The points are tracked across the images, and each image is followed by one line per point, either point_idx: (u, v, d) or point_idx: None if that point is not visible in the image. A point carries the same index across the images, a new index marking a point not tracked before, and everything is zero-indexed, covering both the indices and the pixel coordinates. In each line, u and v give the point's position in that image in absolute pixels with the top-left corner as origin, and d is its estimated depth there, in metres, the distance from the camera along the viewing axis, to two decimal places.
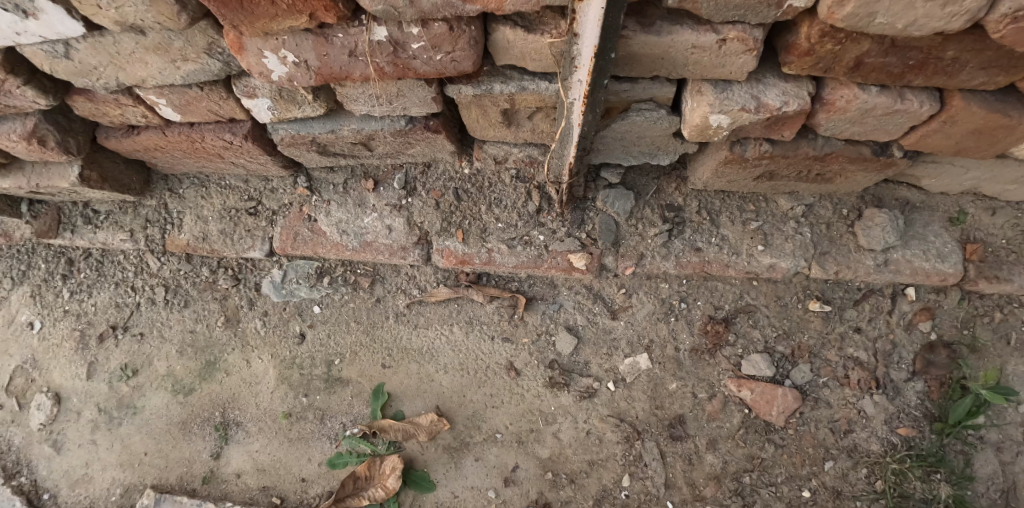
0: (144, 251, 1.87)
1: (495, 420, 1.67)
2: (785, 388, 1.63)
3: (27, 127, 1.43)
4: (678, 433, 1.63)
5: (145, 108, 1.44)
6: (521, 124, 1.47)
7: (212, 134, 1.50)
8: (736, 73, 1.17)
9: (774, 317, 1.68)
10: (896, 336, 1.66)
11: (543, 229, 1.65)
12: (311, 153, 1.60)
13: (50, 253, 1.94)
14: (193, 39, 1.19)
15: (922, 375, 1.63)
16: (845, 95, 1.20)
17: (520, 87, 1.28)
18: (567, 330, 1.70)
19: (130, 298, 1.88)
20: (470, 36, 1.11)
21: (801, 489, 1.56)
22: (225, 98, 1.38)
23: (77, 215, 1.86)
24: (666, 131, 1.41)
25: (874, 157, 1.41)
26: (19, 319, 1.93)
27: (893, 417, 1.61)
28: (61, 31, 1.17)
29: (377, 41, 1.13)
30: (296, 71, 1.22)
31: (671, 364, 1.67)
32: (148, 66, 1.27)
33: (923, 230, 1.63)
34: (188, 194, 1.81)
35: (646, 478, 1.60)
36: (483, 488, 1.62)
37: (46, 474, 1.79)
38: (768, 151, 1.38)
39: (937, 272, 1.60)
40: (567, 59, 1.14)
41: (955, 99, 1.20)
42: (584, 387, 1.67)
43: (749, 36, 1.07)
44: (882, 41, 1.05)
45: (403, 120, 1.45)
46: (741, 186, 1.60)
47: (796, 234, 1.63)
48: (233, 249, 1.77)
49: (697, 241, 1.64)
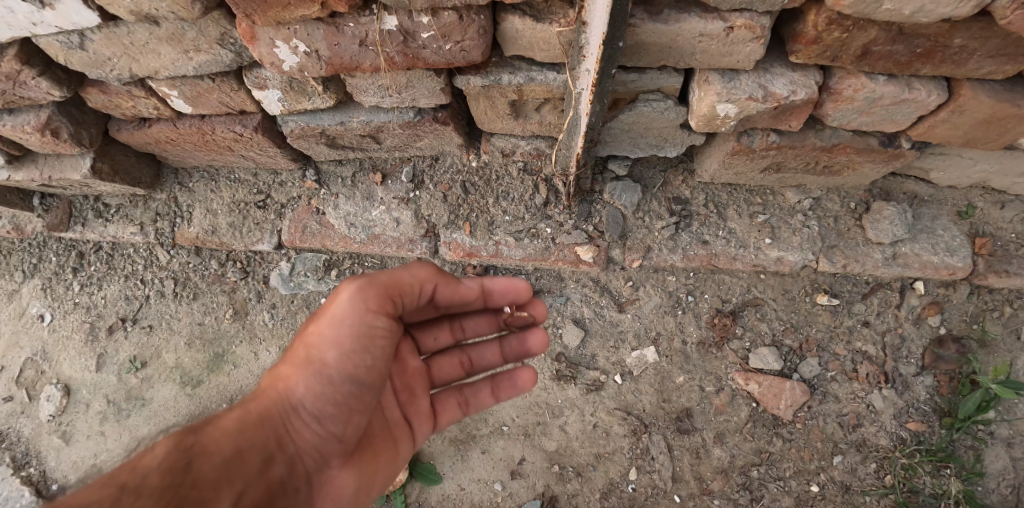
0: (154, 245, 1.88)
1: (501, 413, 1.67)
2: (793, 381, 1.62)
3: (40, 119, 1.45)
4: (686, 427, 1.62)
5: (157, 100, 1.46)
6: (529, 116, 1.48)
7: (222, 126, 1.51)
8: (743, 62, 1.17)
9: (782, 310, 1.68)
10: (905, 330, 1.65)
11: (550, 222, 1.66)
12: (320, 146, 1.61)
13: (61, 246, 1.96)
14: (206, 30, 1.21)
15: (931, 369, 1.62)
16: (852, 83, 1.21)
17: (528, 78, 1.29)
18: (574, 323, 1.70)
19: (139, 290, 1.89)
20: (479, 25, 1.12)
21: (809, 484, 1.56)
22: (236, 90, 1.39)
23: (88, 209, 1.88)
24: (673, 122, 1.42)
25: (881, 148, 1.41)
26: (30, 311, 1.95)
27: (902, 412, 1.60)
28: (77, 22, 1.19)
29: (387, 31, 1.15)
30: (307, 61, 1.24)
31: (678, 357, 1.67)
32: (161, 57, 1.29)
33: (931, 224, 1.62)
34: (198, 188, 1.83)
35: (653, 471, 1.60)
36: (490, 481, 1.62)
37: (54, 466, 1.81)
38: (775, 141, 1.38)
39: (946, 266, 1.59)
40: (575, 48, 1.14)
41: (963, 88, 1.19)
42: (591, 381, 1.67)
43: (757, 23, 1.07)
44: (889, 29, 1.05)
45: (411, 111, 1.46)
46: (748, 178, 1.60)
47: (804, 228, 1.63)
48: (242, 242, 1.79)
49: (704, 234, 1.64)
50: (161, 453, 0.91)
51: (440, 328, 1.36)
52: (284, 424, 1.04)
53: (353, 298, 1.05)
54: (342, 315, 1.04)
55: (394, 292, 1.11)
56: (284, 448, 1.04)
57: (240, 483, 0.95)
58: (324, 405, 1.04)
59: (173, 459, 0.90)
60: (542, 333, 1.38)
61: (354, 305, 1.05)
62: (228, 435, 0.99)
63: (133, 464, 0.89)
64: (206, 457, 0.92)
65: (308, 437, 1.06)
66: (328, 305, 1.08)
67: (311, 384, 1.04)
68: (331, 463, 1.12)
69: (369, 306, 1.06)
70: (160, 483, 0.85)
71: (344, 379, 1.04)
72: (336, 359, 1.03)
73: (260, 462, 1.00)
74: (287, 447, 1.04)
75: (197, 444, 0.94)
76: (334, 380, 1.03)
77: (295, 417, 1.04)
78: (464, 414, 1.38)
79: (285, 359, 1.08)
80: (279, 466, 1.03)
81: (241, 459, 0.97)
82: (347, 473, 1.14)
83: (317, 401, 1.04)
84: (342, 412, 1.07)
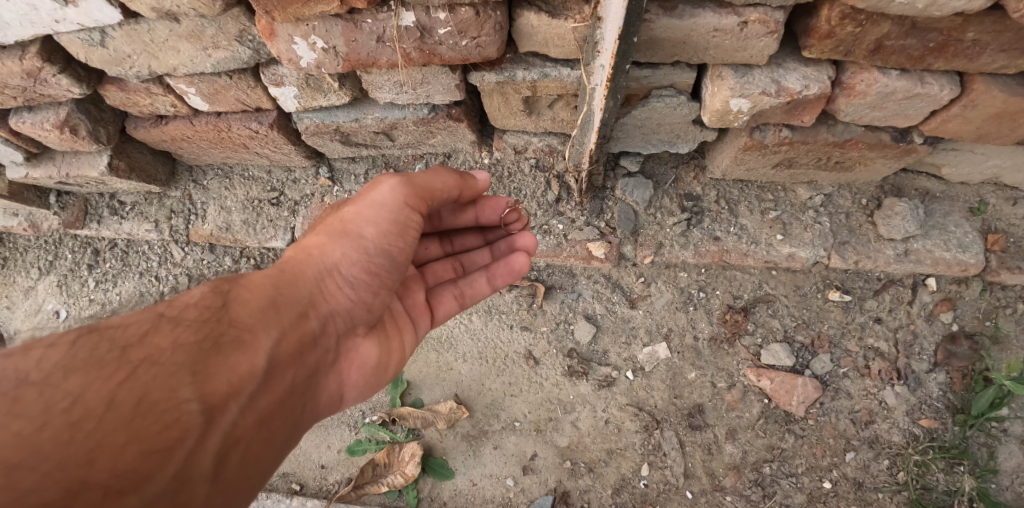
0: (168, 242, 1.90)
1: (513, 409, 1.68)
2: (805, 378, 1.62)
3: (60, 117, 1.47)
4: (698, 422, 1.62)
5: (175, 97, 1.47)
6: (542, 112, 1.49)
7: (237, 123, 1.53)
8: (757, 57, 1.18)
9: (794, 306, 1.68)
10: (917, 326, 1.65)
11: (562, 218, 1.67)
12: (334, 143, 1.63)
13: (77, 243, 1.98)
14: (225, 26, 1.23)
15: (943, 366, 1.62)
16: (865, 78, 1.21)
17: (543, 74, 1.30)
18: (586, 319, 1.71)
19: (154, 287, 1.91)
20: (496, 21, 1.13)
21: (822, 480, 1.56)
22: (253, 87, 1.41)
23: (103, 206, 1.91)
24: (685, 118, 1.43)
25: (893, 143, 1.41)
26: (45, 308, 1.97)
27: (914, 409, 1.59)
28: (99, 19, 1.20)
29: (405, 27, 1.16)
30: (324, 57, 1.25)
31: (690, 353, 1.67)
32: (180, 54, 1.30)
33: (943, 220, 1.62)
34: (212, 185, 1.85)
35: (665, 467, 1.60)
36: (502, 477, 1.63)
37: None
38: (787, 137, 1.39)
39: (958, 262, 1.59)
40: (590, 43, 1.15)
41: (976, 83, 1.20)
42: (603, 376, 1.67)
43: (771, 18, 1.08)
44: (903, 23, 1.06)
45: (425, 108, 1.48)
46: (760, 174, 1.61)
47: (816, 224, 1.63)
48: (255, 239, 1.80)
49: (715, 230, 1.65)
50: (199, 293, 0.90)
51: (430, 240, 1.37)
52: (319, 286, 0.98)
53: (389, 194, 1.05)
54: (380, 200, 1.04)
55: (418, 199, 1.07)
56: (317, 305, 0.98)
57: (275, 330, 0.89)
58: (358, 273, 1.00)
59: (209, 301, 0.88)
60: (530, 235, 1.37)
61: (391, 192, 1.05)
62: (263, 287, 0.94)
63: (172, 299, 0.89)
64: (242, 305, 0.89)
65: (342, 299, 1.00)
66: (367, 190, 1.08)
67: (347, 249, 1.00)
68: (356, 331, 1.06)
69: (398, 203, 1.04)
70: (196, 317, 0.84)
71: (379, 252, 1.01)
72: (372, 235, 1.01)
73: (294, 317, 0.93)
74: (321, 305, 0.98)
75: (233, 291, 0.92)
76: (369, 252, 1.00)
77: (328, 278, 0.99)
78: (462, 306, 1.34)
79: (323, 233, 1.07)
80: (313, 323, 0.96)
81: (274, 311, 0.92)
82: (371, 345, 1.10)
83: (353, 268, 1.00)
84: (378, 283, 1.03)
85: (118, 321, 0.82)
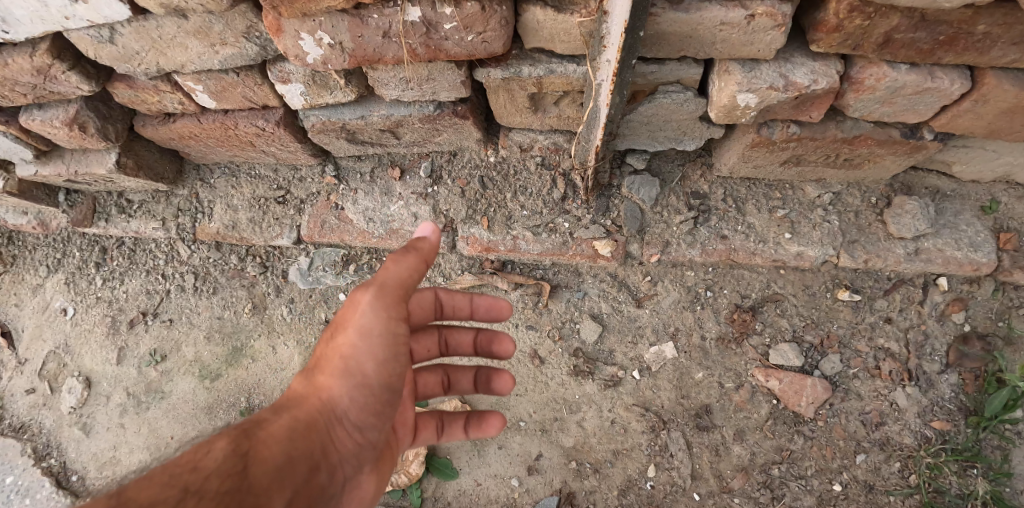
0: (175, 240, 1.92)
1: (518, 408, 1.66)
2: (814, 378, 1.60)
3: (68, 114, 1.48)
4: (705, 423, 1.60)
5: (183, 95, 1.48)
6: (547, 109, 1.49)
7: (244, 121, 1.54)
8: (765, 51, 1.17)
9: (802, 306, 1.66)
10: (928, 326, 1.63)
11: (567, 216, 1.66)
12: (340, 141, 1.63)
13: (85, 242, 2.01)
14: (233, 23, 1.24)
15: (955, 367, 1.59)
16: (874, 73, 1.20)
17: (548, 70, 1.30)
18: (591, 318, 1.70)
19: (160, 285, 1.94)
20: (501, 16, 1.13)
21: (832, 483, 1.53)
22: (260, 84, 1.42)
23: (111, 205, 1.92)
24: (692, 114, 1.42)
25: (903, 140, 1.39)
26: (53, 305, 2.00)
27: (926, 410, 1.57)
28: (108, 15, 1.21)
29: (410, 22, 1.16)
30: (331, 53, 1.26)
31: (697, 353, 1.65)
32: (188, 51, 1.31)
33: (954, 218, 1.60)
34: (219, 184, 1.85)
35: (672, 468, 1.58)
36: (507, 477, 1.61)
37: (76, 456, 1.86)
38: (795, 133, 1.38)
39: (970, 261, 1.57)
40: (595, 38, 1.15)
41: (986, 77, 1.18)
42: (608, 376, 1.66)
43: (778, 11, 1.07)
44: (912, 15, 1.05)
45: (431, 105, 1.48)
46: (767, 172, 1.59)
47: (824, 222, 1.62)
48: (261, 237, 1.81)
49: (723, 229, 1.63)
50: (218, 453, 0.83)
51: (430, 337, 1.43)
52: (329, 433, 0.99)
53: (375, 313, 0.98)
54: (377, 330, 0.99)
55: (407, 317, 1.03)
56: (327, 455, 0.98)
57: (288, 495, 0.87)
58: (366, 416, 1.03)
59: (230, 464, 0.82)
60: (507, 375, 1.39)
61: (377, 314, 0.98)
62: (280, 442, 0.91)
63: (190, 460, 0.80)
64: (262, 467, 0.84)
65: (347, 448, 1.02)
66: (348, 313, 1.01)
67: (357, 394, 1.00)
68: (357, 468, 1.08)
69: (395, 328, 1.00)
70: (219, 488, 0.77)
71: (383, 388, 1.02)
72: (372, 371, 1.00)
73: (308, 472, 0.93)
74: (330, 456, 0.99)
75: (254, 448, 0.86)
76: (375, 390, 1.02)
77: (339, 426, 1.00)
78: (438, 438, 1.37)
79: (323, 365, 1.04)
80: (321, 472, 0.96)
81: (290, 470, 0.89)
82: (366, 478, 1.14)
83: (361, 410, 1.02)
84: (379, 420, 1.06)
85: (139, 494, 0.72)
